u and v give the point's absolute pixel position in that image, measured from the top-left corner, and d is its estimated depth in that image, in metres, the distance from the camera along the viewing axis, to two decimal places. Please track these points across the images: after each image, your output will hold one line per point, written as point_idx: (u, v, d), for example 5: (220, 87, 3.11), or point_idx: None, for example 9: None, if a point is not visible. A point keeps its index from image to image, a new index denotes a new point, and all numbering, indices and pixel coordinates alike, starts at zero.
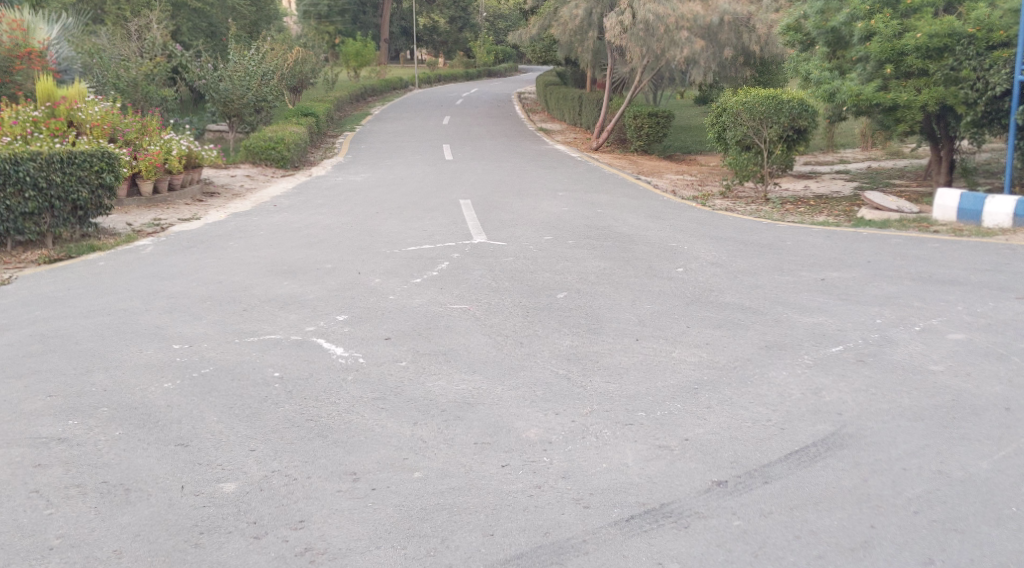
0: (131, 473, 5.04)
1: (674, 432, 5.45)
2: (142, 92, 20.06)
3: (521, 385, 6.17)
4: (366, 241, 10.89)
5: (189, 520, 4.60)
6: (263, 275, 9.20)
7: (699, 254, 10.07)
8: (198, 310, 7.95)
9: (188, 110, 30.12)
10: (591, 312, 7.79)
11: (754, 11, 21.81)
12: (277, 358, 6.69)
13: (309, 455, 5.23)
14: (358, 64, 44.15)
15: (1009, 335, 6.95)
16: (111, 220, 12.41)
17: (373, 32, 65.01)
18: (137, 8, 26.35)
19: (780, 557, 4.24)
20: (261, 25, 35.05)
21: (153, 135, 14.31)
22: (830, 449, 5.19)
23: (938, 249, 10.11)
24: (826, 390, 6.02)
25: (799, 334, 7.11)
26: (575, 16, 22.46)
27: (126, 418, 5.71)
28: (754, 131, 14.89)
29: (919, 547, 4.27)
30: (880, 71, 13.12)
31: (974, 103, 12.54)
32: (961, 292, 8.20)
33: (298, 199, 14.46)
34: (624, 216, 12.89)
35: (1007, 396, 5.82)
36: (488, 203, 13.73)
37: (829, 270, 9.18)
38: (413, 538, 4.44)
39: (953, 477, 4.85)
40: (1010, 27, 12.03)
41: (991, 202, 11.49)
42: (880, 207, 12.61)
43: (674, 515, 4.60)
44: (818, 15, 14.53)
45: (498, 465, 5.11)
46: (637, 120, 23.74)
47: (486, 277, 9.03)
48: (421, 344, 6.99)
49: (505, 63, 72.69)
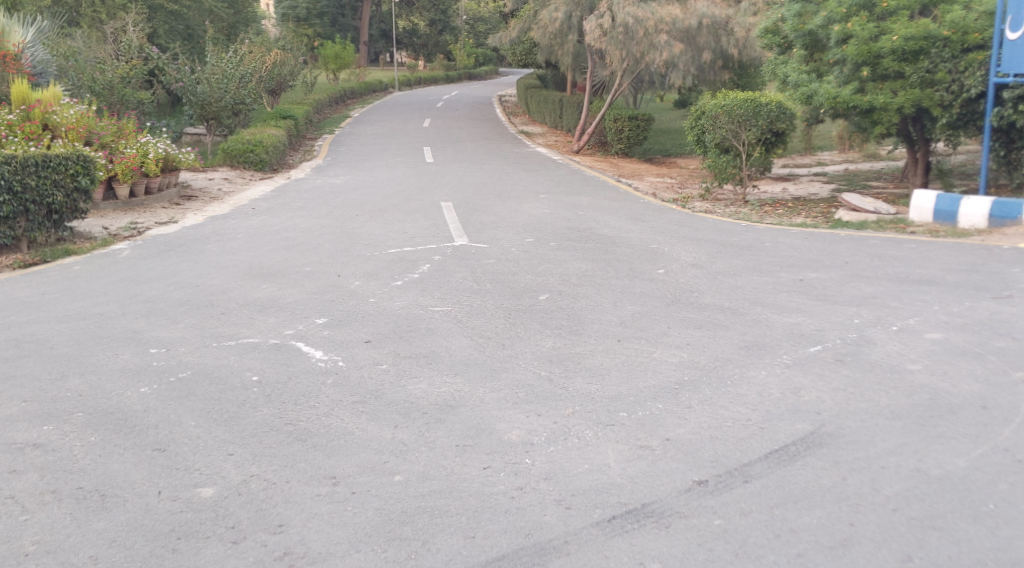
0: (107, 478, 4.98)
1: (656, 431, 5.46)
2: (118, 95, 20.05)
3: (502, 387, 6.15)
4: (346, 243, 10.86)
5: (166, 525, 4.54)
6: (242, 278, 9.14)
7: (680, 256, 10.10)
8: (174, 314, 7.87)
9: (164, 113, 29.91)
10: (573, 314, 7.80)
11: (732, 14, 21.52)
12: (255, 363, 6.62)
13: (288, 459, 5.19)
14: (337, 67, 44.10)
15: (986, 334, 7.02)
16: (87, 224, 12.30)
17: (353, 34, 64.72)
18: (114, 11, 26.07)
19: (760, 556, 4.25)
20: (240, 27, 34.89)
21: (130, 138, 14.18)
22: (809, 447, 5.22)
23: (915, 250, 10.19)
24: (805, 389, 6.05)
25: (778, 334, 7.16)
26: (555, 19, 22.44)
27: (102, 423, 5.64)
28: (733, 133, 14.98)
29: (898, 545, 4.29)
30: (857, 73, 13.19)
31: (950, 105, 12.86)
32: (938, 292, 8.28)
33: (277, 202, 14.39)
34: (605, 218, 12.90)
35: (982, 394, 5.87)
36: (469, 206, 13.73)
37: (809, 271, 9.25)
38: (394, 541, 4.41)
39: (931, 475, 4.89)
40: (985, 29, 12.28)
41: (966, 204, 11.60)
42: (858, 209, 12.77)
43: (655, 515, 4.61)
44: (795, 18, 14.49)
45: (480, 467, 5.09)
46: (617, 123, 23.84)
47: (467, 279, 9.01)
48: (402, 346, 6.97)
49: (485, 65, 72.94)
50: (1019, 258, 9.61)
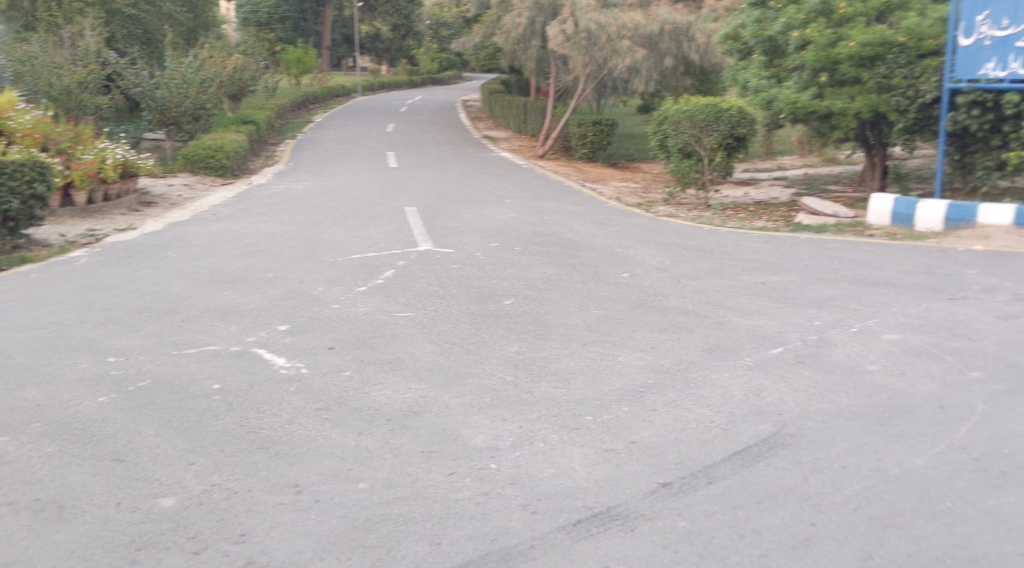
0: (65, 489, 4.88)
1: (621, 435, 5.49)
2: (74, 100, 20.01)
3: (468, 392, 6.14)
4: (309, 249, 10.78)
5: (126, 537, 4.46)
6: (203, 285, 9.02)
7: (644, 259, 10.16)
8: (133, 322, 7.74)
9: (123, 118, 29.46)
10: (538, 319, 7.80)
11: (693, 21, 22.21)
12: (216, 370, 6.53)
13: (250, 467, 5.12)
14: (299, 72, 43.84)
15: (942, 335, 7.16)
16: (44, 232, 12.05)
17: (315, 39, 64.30)
18: (71, 15, 25.66)
19: (724, 557, 4.27)
20: (200, 32, 34.52)
21: (88, 144, 13.95)
22: (771, 449, 5.28)
23: (873, 253, 10.37)
24: (767, 390, 6.11)
25: (740, 336, 7.23)
26: (518, 24, 22.62)
27: (59, 434, 5.52)
28: (695, 138, 15.13)
29: (858, 543, 4.34)
30: (815, 79, 13.40)
31: (906, 110, 13.07)
32: (896, 294, 8.42)
33: (239, 208, 14.23)
34: (570, 223, 12.94)
35: (939, 394, 5.98)
36: (434, 211, 13.70)
37: (770, 273, 9.36)
38: (358, 549, 4.37)
39: (890, 475, 4.96)
40: (939, 36, 12.64)
41: (922, 206, 11.80)
42: (818, 212, 13.03)
43: (620, 518, 4.62)
44: (755, 24, 14.77)
45: (445, 473, 5.07)
46: (581, 128, 23.97)
47: (432, 284, 8.99)
48: (365, 352, 6.92)
49: (449, 70, 72.94)
50: (974, 260, 9.81)
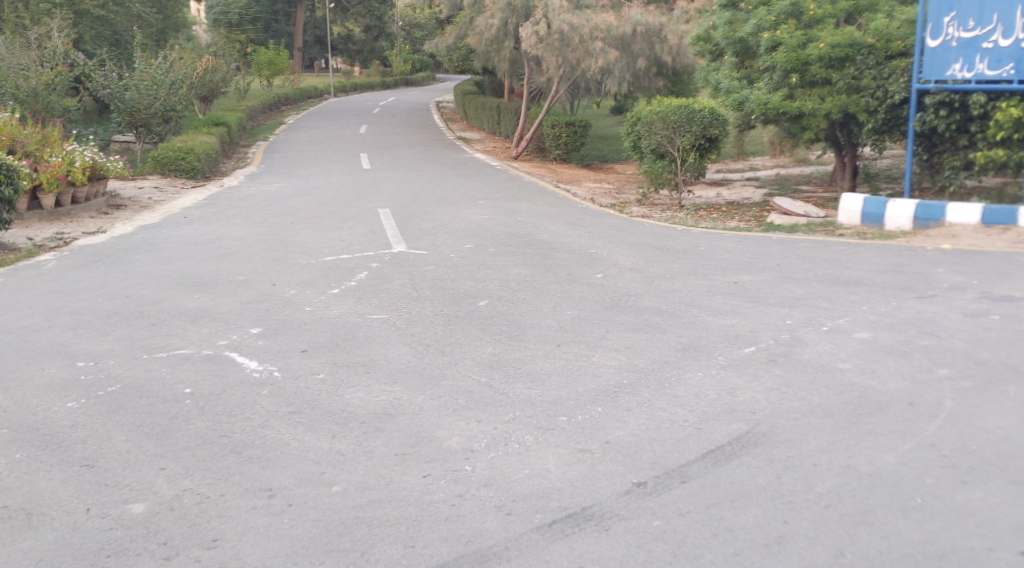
0: (33, 496, 4.80)
1: (595, 435, 5.50)
2: (42, 102, 19.68)
3: (442, 394, 6.12)
4: (282, 251, 10.70)
5: (95, 543, 4.40)
6: (174, 289, 8.92)
7: (618, 260, 10.20)
8: (102, 326, 7.64)
9: (92, 120, 29.06)
10: (512, 320, 7.80)
11: (665, 22, 21.86)
12: (188, 374, 6.46)
13: (222, 472, 5.07)
14: (271, 73, 43.52)
15: (911, 333, 7.25)
16: (11, 236, 11.85)
17: (287, 41, 63.91)
18: (37, 16, 25.26)
19: (698, 555, 4.29)
20: (169, 32, 34.14)
21: (55, 146, 13.74)
22: (744, 447, 5.31)
23: (844, 252, 10.48)
24: (739, 389, 6.15)
25: (713, 335, 7.27)
26: (491, 26, 22.54)
27: (27, 440, 5.44)
28: (668, 139, 15.22)
29: (830, 540, 4.38)
30: (786, 80, 13.53)
31: (875, 111, 13.22)
32: (867, 293, 8.52)
33: (210, 210, 14.09)
34: (544, 224, 12.96)
35: (909, 391, 6.05)
36: (407, 212, 13.66)
37: (742, 273, 9.43)
38: (332, 553, 4.34)
39: (861, 471, 5.01)
40: (907, 37, 12.79)
41: (892, 206, 11.95)
42: (789, 213, 13.15)
43: (594, 518, 4.63)
44: (726, 26, 14.88)
45: (419, 475, 5.05)
46: (554, 129, 24.01)
47: (406, 285, 8.96)
48: (339, 355, 6.87)
49: (422, 70, 72.81)
50: (942, 258, 9.95)
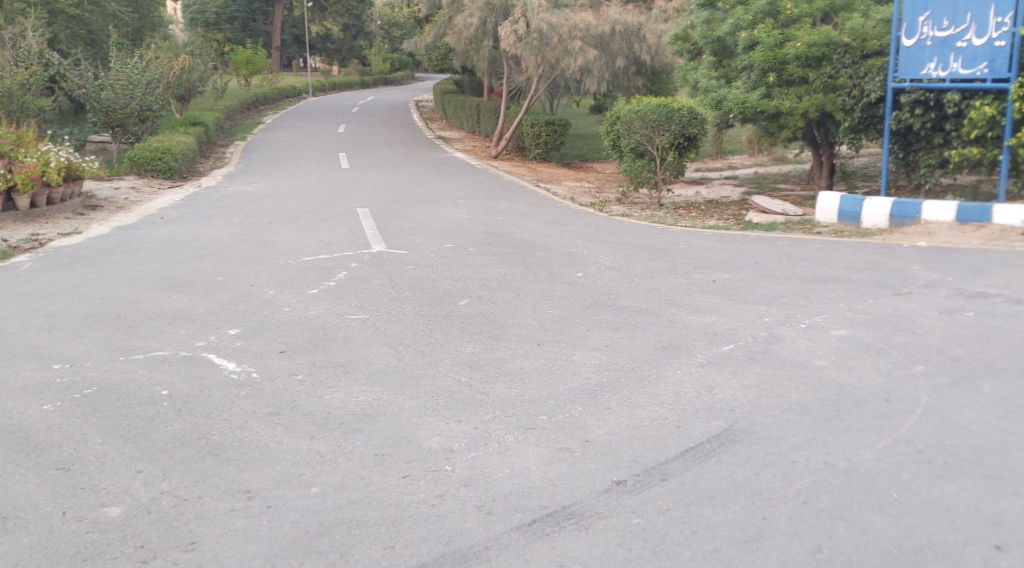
0: (7, 500, 4.74)
1: (575, 434, 5.50)
2: (17, 102, 19.40)
3: (422, 394, 6.10)
4: (261, 251, 10.63)
5: (72, 547, 4.35)
6: (151, 290, 8.84)
7: (598, 259, 10.22)
8: (78, 328, 7.55)
9: (67, 120, 28.72)
10: (492, 319, 7.80)
11: (644, 22, 21.97)
12: (165, 376, 6.41)
13: (200, 474, 5.04)
14: (249, 73, 43.23)
15: (887, 330, 7.31)
16: None
17: (265, 40, 63.51)
18: (11, 15, 24.92)
19: (677, 553, 4.31)
20: (146, 32, 33.80)
21: (30, 146, 13.54)
22: (723, 444, 5.34)
23: (822, 250, 10.56)
24: (718, 387, 6.18)
25: (692, 334, 7.30)
26: (470, 24, 22.46)
27: (2, 443, 5.37)
28: (647, 138, 15.27)
29: (808, 536, 4.41)
30: (764, 80, 13.61)
31: (851, 109, 13.40)
32: (844, 290, 8.59)
33: (188, 211, 13.97)
34: (524, 223, 12.97)
35: (886, 387, 6.11)
36: (387, 212, 13.62)
37: (721, 271, 9.48)
38: (311, 555, 4.32)
39: (839, 468, 5.05)
40: (882, 36, 12.92)
41: (868, 204, 12.07)
42: (767, 212, 13.24)
43: (575, 516, 4.63)
44: (704, 25, 14.92)
45: (399, 476, 5.04)
46: (534, 128, 24.03)
47: (385, 285, 8.93)
48: (318, 356, 6.84)
49: (401, 70, 72.65)
50: (918, 256, 10.04)
